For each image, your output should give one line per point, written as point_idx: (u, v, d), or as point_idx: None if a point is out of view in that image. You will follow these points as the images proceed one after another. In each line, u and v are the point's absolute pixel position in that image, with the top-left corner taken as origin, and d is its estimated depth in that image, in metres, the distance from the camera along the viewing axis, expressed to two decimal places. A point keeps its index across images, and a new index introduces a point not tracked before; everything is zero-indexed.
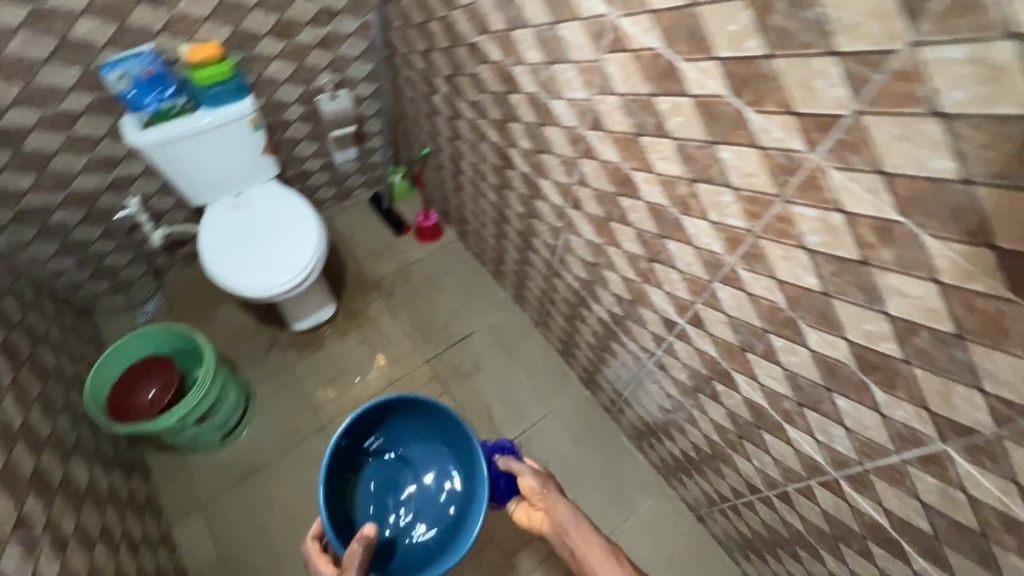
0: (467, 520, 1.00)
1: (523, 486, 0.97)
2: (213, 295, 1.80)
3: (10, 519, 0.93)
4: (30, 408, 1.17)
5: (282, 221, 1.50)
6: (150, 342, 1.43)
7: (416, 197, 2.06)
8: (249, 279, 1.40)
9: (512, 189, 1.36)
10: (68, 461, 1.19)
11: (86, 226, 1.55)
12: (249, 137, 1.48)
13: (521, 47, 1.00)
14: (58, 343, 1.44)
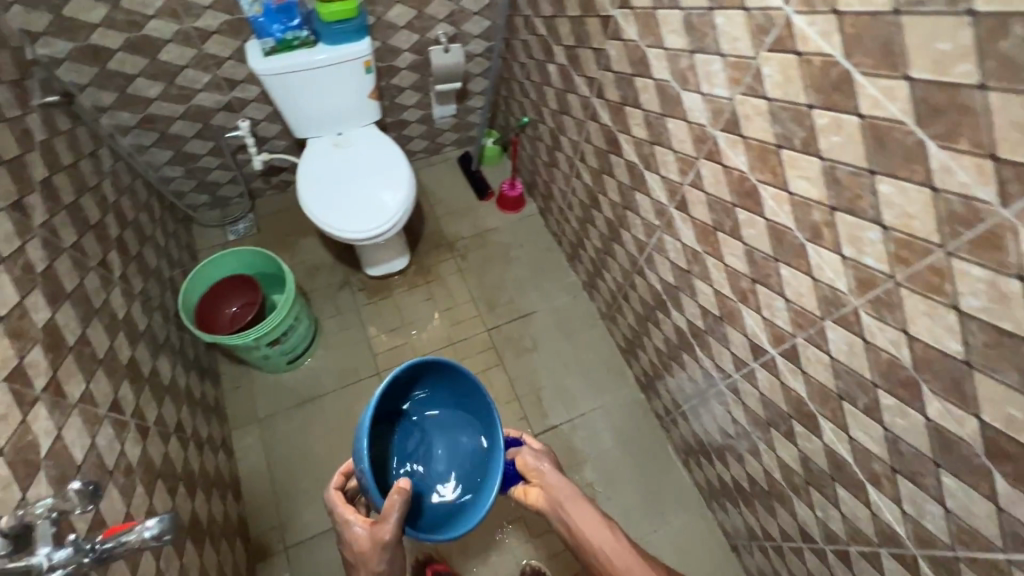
0: (485, 485, 0.97)
1: (522, 463, 0.95)
2: (298, 226, 1.87)
3: (107, 399, 1.03)
4: (133, 301, 1.27)
5: (377, 168, 1.52)
6: (236, 259, 1.51)
7: (504, 164, 2.04)
8: (339, 219, 1.43)
9: (612, 175, 1.31)
10: (157, 356, 1.29)
11: (199, 140, 1.64)
12: (360, 78, 1.50)
13: (663, 29, 0.93)
14: (161, 245, 1.55)
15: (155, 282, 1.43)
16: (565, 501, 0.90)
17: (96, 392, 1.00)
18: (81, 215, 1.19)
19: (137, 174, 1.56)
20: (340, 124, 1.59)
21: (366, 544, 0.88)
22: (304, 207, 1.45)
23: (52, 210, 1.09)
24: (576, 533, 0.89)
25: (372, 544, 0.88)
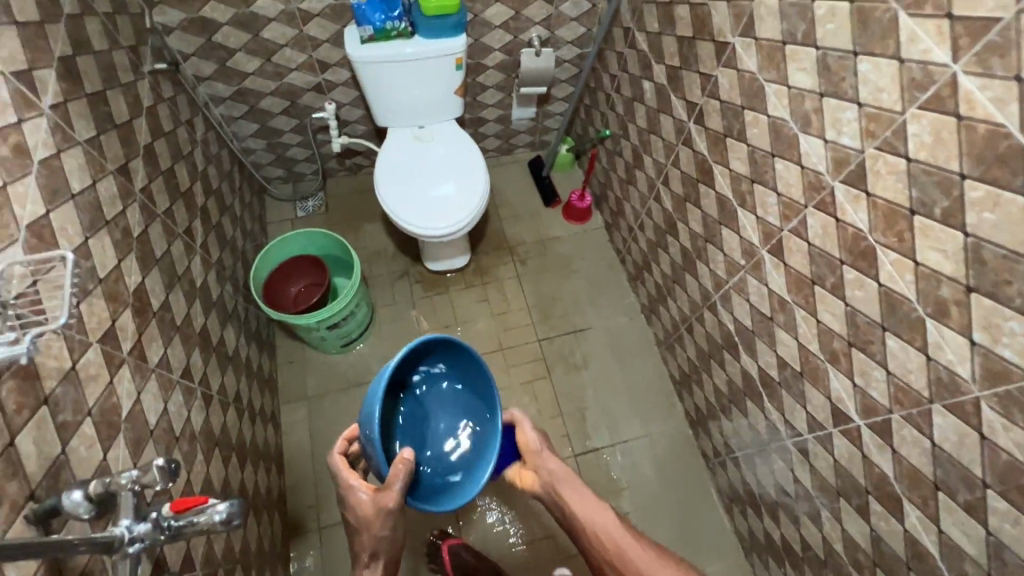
0: (483, 459, 0.95)
1: (519, 442, 0.99)
2: (365, 211, 1.89)
3: (180, 367, 1.06)
4: (209, 270, 1.31)
5: (453, 167, 1.51)
6: (307, 241, 1.55)
7: (575, 172, 2.00)
8: (411, 215, 1.43)
9: (698, 205, 1.25)
10: (224, 325, 1.33)
11: (285, 117, 1.67)
12: (449, 73, 1.50)
13: (790, 66, 0.88)
14: (237, 215, 1.59)
15: (230, 252, 1.47)
16: (559, 482, 0.94)
17: (172, 357, 1.04)
18: (174, 182, 1.23)
19: (225, 143, 1.61)
20: (424, 118, 1.59)
21: (370, 509, 0.86)
22: (378, 197, 1.46)
23: (150, 175, 1.13)
24: (574, 515, 0.92)
25: (375, 510, 0.86)
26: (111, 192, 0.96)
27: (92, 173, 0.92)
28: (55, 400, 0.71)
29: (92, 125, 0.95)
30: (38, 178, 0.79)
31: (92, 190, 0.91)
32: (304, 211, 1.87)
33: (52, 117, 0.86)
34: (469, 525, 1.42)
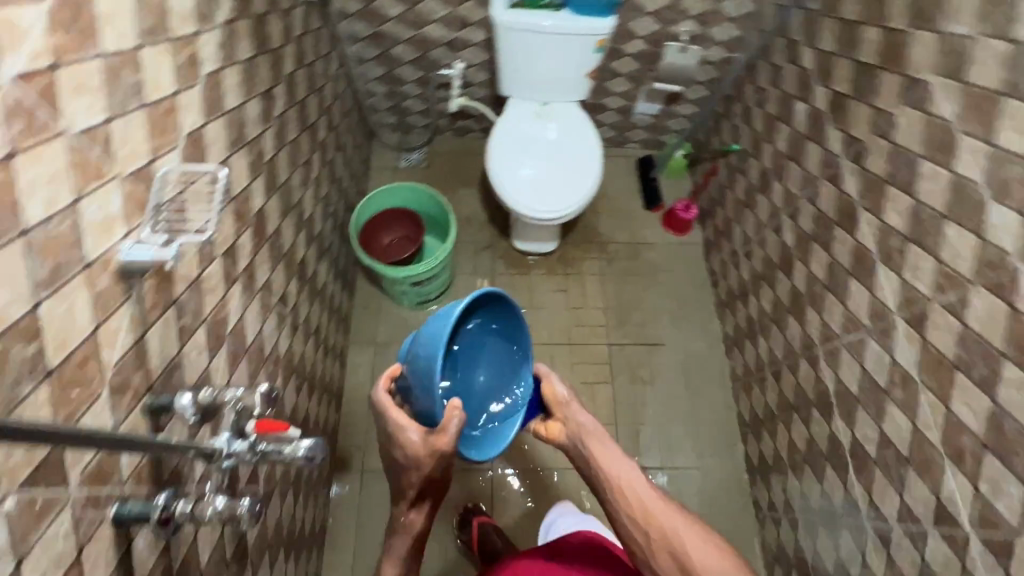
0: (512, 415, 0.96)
1: (548, 394, 0.96)
2: (464, 175, 1.87)
3: (278, 293, 1.10)
4: (317, 204, 1.35)
5: (567, 152, 1.47)
6: (413, 194, 1.58)
7: (686, 180, 1.88)
8: (517, 194, 1.42)
9: (828, 248, 1.15)
10: (319, 259, 1.36)
11: (412, 67, 1.67)
12: (587, 54, 1.45)
13: (1000, 122, 0.78)
14: (348, 154, 1.62)
15: (336, 190, 1.50)
16: (587, 434, 0.92)
17: (274, 282, 1.08)
18: (304, 113, 1.26)
19: (350, 82, 1.62)
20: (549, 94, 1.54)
21: (424, 449, 0.81)
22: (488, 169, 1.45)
23: (288, 103, 1.16)
24: (600, 470, 0.90)
25: (428, 452, 0.81)
26: (255, 114, 1.00)
27: (244, 92, 0.95)
28: (180, 305, 0.75)
29: (252, 47, 0.98)
30: (203, 89, 0.82)
31: (242, 108, 0.94)
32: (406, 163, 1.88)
33: (223, 32, 0.88)
34: (502, 508, 1.43)
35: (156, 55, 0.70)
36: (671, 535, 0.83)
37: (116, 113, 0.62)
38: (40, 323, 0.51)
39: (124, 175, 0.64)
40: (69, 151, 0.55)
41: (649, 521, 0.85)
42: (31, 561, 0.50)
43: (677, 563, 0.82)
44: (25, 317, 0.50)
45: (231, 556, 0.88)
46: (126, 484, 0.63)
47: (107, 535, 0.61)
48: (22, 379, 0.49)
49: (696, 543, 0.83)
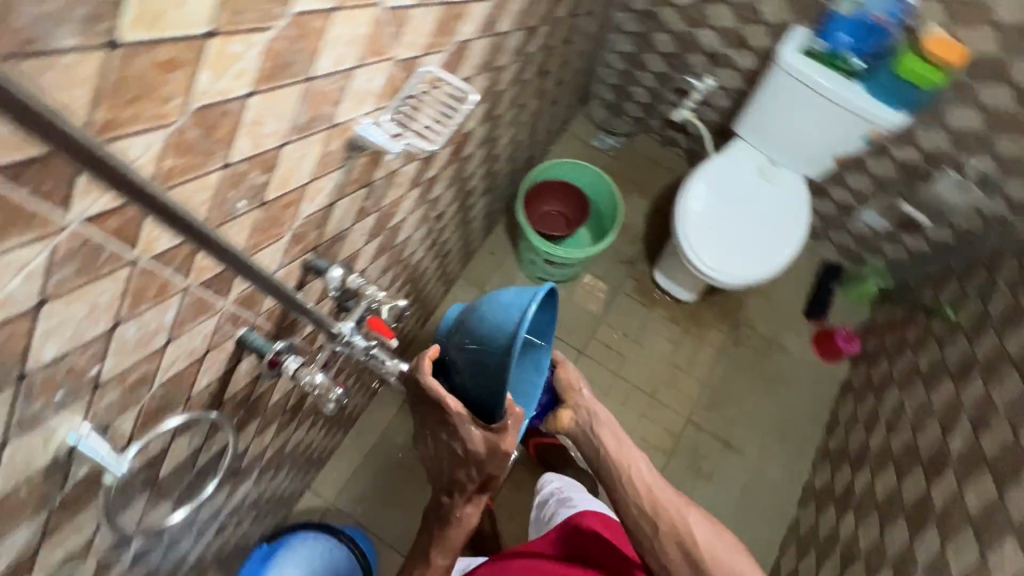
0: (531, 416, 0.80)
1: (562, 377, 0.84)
2: (644, 183, 1.78)
3: (439, 210, 1.12)
4: (509, 144, 1.34)
5: (766, 223, 1.35)
6: (597, 184, 1.53)
7: (863, 312, 1.67)
8: (696, 236, 1.33)
9: (1001, 487, 0.98)
10: (483, 194, 1.37)
11: (660, 59, 1.57)
12: (849, 135, 1.29)
13: None
14: (556, 111, 1.59)
15: (529, 139, 1.48)
16: (596, 418, 0.82)
17: (442, 199, 1.10)
18: (547, 58, 1.23)
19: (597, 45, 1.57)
20: (783, 157, 1.40)
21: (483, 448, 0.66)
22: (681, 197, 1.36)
23: (541, 44, 1.14)
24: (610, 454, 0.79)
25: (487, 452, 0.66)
26: (514, 44, 0.99)
27: (517, 20, 0.94)
28: (370, 189, 0.78)
29: None
30: (491, 6, 0.81)
31: (507, 34, 0.93)
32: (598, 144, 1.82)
33: None
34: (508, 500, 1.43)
35: None
36: (682, 522, 0.75)
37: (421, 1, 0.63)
38: (277, 160, 0.55)
39: (397, 59, 0.65)
40: (372, 21, 0.57)
41: (661, 508, 0.75)
42: (173, 345, 0.56)
43: (689, 553, 0.73)
44: (270, 151, 0.53)
45: (287, 409, 0.94)
46: (263, 315, 0.69)
47: (231, 348, 0.67)
48: (244, 201, 0.53)
49: (702, 533, 0.75)
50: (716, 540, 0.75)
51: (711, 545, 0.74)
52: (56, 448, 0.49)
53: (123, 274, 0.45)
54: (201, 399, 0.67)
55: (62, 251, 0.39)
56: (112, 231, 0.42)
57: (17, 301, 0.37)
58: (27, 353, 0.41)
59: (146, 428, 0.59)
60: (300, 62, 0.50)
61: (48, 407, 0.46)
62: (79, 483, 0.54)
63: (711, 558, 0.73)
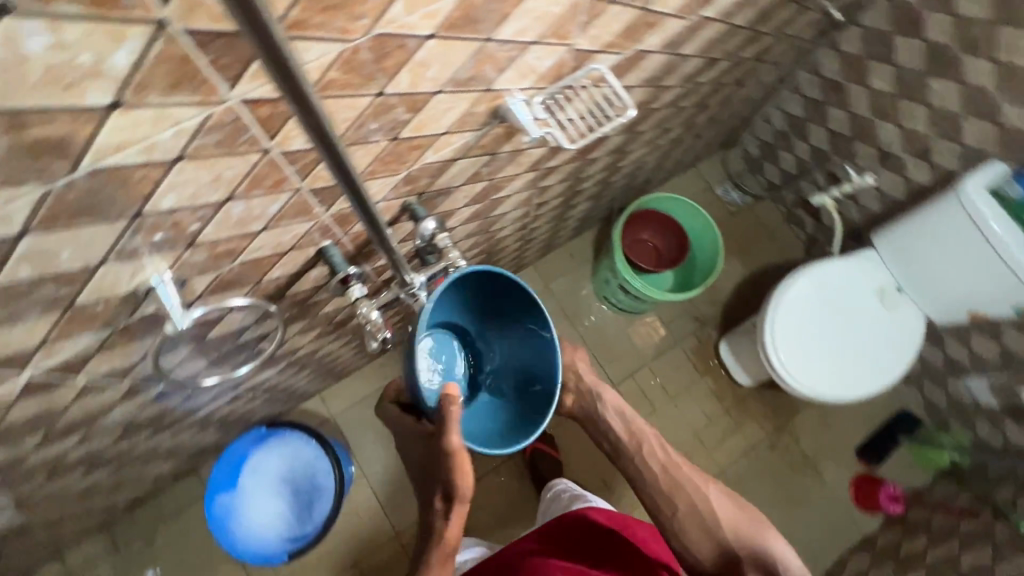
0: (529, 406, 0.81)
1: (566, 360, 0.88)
2: (750, 251, 1.68)
3: (543, 198, 1.10)
4: (635, 161, 1.29)
5: (862, 348, 1.24)
6: (705, 236, 1.44)
7: (921, 477, 1.53)
8: (784, 330, 1.23)
9: None
10: (589, 198, 1.34)
11: (825, 136, 1.44)
12: (996, 297, 1.13)
13: None
14: (695, 145, 1.51)
15: (656, 162, 1.42)
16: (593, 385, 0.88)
17: (551, 190, 1.08)
18: (712, 93, 1.17)
19: (766, 96, 1.46)
20: (911, 288, 1.27)
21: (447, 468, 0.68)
22: (788, 283, 1.26)
23: (713, 78, 1.07)
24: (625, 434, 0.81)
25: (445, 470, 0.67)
26: (689, 69, 0.93)
27: (704, 47, 0.88)
28: (493, 158, 0.77)
29: (749, 21, 0.90)
30: (685, 27, 0.76)
31: (686, 59, 0.88)
32: (722, 193, 1.72)
33: None
34: (486, 488, 1.43)
35: None
36: (700, 500, 0.73)
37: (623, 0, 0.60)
38: (425, 105, 0.55)
39: (574, 48, 0.63)
40: (568, 4, 0.55)
41: (677, 484, 0.75)
42: (265, 233, 0.59)
43: (708, 538, 0.72)
44: (423, 94, 0.53)
45: (333, 320, 0.98)
46: (349, 236, 0.71)
47: (311, 254, 0.70)
48: (380, 131, 0.54)
49: (725, 509, 0.73)
50: (737, 514, 0.73)
51: (734, 521, 0.72)
52: (139, 282, 0.53)
53: (253, 159, 0.47)
54: (267, 287, 0.70)
55: (213, 123, 0.40)
56: (260, 119, 0.43)
57: (161, 150, 0.40)
58: (149, 196, 0.44)
59: (216, 295, 0.63)
60: (486, 22, 0.49)
61: (147, 246, 0.49)
62: (144, 317, 0.59)
63: (733, 531, 0.71)
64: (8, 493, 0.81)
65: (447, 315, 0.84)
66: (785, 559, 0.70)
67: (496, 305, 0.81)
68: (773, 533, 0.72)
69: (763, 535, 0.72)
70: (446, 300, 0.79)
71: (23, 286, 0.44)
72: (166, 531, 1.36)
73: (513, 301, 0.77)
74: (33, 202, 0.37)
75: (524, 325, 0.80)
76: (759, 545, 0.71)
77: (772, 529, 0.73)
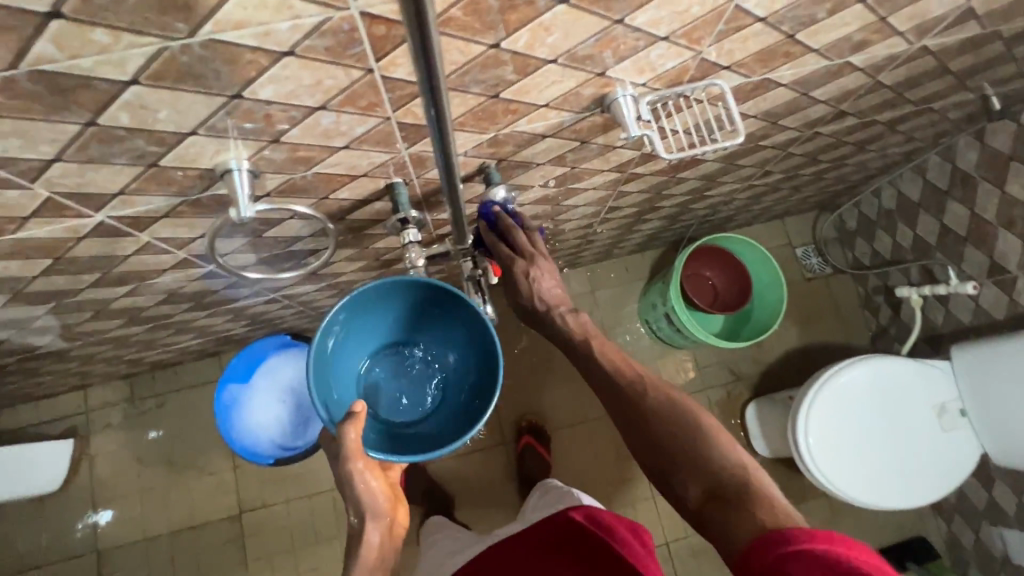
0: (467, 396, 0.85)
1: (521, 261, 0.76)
2: (812, 323, 1.58)
3: (619, 204, 1.06)
4: (722, 195, 1.23)
5: (901, 457, 1.14)
6: (770, 296, 1.35)
7: None
8: (827, 410, 1.14)
9: None
10: (663, 219, 1.29)
11: (935, 229, 1.32)
12: None
13: None
14: (790, 197, 1.42)
15: (744, 203, 1.35)
16: (556, 304, 0.78)
17: (628, 197, 1.04)
18: (827, 148, 1.09)
19: (883, 168, 1.35)
20: (974, 414, 1.17)
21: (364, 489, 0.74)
22: (848, 364, 1.16)
23: (835, 132, 1.00)
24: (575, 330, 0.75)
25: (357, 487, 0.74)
26: (813, 115, 0.87)
27: (838, 97, 0.82)
28: (582, 146, 0.74)
29: (896, 82, 0.82)
30: (826, 69, 0.71)
31: (813, 104, 0.82)
32: (801, 254, 1.62)
33: (912, 52, 0.73)
34: (472, 465, 1.45)
35: (856, 20, 0.60)
36: (645, 409, 0.68)
37: (770, 21, 0.56)
38: (534, 71, 0.53)
39: (701, 57, 0.60)
40: (712, 9, 0.51)
41: (623, 400, 0.70)
42: (344, 152, 0.59)
43: (652, 450, 0.67)
44: (535, 59, 0.51)
45: (380, 258, 1.00)
46: (420, 179, 0.71)
47: (380, 186, 0.70)
48: (482, 85, 0.53)
49: (671, 416, 0.67)
50: (683, 420, 0.67)
51: (682, 424, 0.66)
52: (218, 162, 0.55)
53: (354, 75, 0.47)
54: (331, 206, 0.71)
55: (329, 27, 0.41)
56: (373, 37, 0.43)
57: (274, 40, 0.40)
58: (250, 82, 0.45)
59: (283, 197, 0.65)
60: (622, 3, 0.47)
61: (234, 130, 0.51)
62: (214, 196, 0.61)
63: (678, 442, 0.65)
64: (57, 317, 0.89)
65: (377, 332, 0.86)
66: (733, 466, 0.63)
67: (427, 304, 0.83)
68: (720, 437, 0.65)
69: (706, 444, 0.65)
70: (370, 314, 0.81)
71: (119, 132, 0.46)
72: (177, 399, 1.45)
73: (440, 297, 0.79)
74: (148, 54, 0.39)
75: (462, 312, 0.82)
76: (703, 453, 0.64)
77: (721, 435, 0.66)
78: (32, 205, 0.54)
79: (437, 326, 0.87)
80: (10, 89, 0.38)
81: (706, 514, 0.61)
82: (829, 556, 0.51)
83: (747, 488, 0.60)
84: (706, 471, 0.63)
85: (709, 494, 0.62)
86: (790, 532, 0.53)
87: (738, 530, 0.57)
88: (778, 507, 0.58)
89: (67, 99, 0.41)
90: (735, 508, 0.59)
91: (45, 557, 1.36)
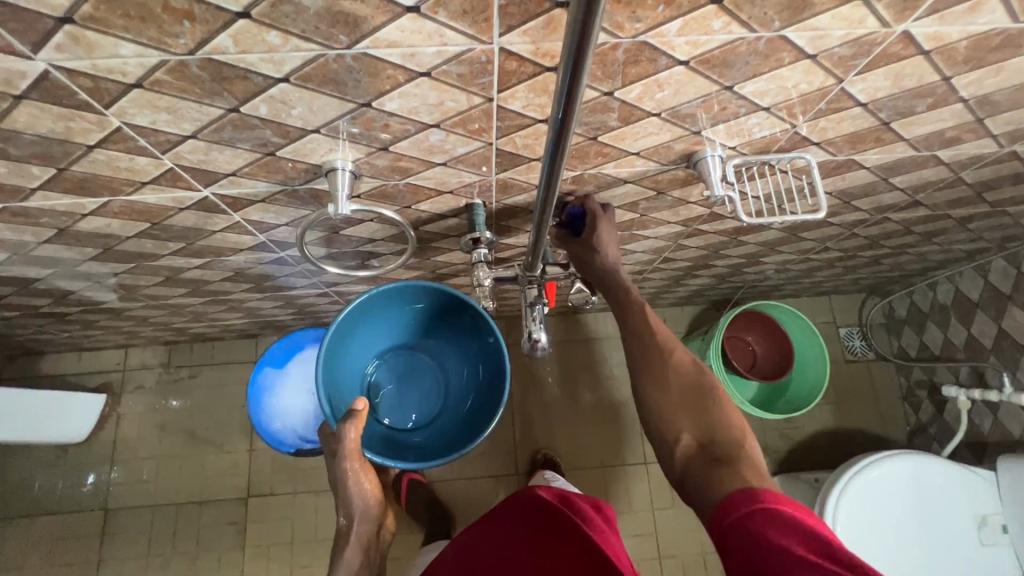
0: (477, 405, 0.88)
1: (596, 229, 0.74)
2: (850, 407, 1.54)
3: (676, 254, 1.07)
4: (776, 262, 1.23)
5: (934, 560, 1.08)
6: (810, 379, 1.33)
7: None
8: (862, 500, 1.09)
9: None
10: (714, 276, 1.28)
11: (992, 331, 1.29)
12: None
13: None
14: (844, 276, 1.41)
15: (795, 274, 1.34)
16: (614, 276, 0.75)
17: (686, 250, 1.05)
18: (891, 235, 1.08)
19: (943, 262, 1.33)
20: (1016, 531, 1.11)
21: (350, 493, 0.76)
22: (884, 458, 1.12)
23: (904, 221, 1.00)
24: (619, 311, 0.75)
25: (349, 485, 0.75)
26: (887, 201, 0.87)
27: (916, 186, 0.82)
28: (657, 197, 0.77)
29: (976, 181, 0.83)
30: (912, 159, 0.72)
31: (892, 190, 0.82)
32: (844, 335, 1.59)
33: (999, 154, 0.74)
34: (483, 491, 1.43)
35: (954, 117, 0.62)
36: (653, 359, 0.70)
37: (870, 106, 0.58)
38: (636, 121, 0.56)
39: (795, 131, 0.61)
40: (818, 88, 0.53)
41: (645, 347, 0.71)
42: (440, 168, 0.62)
43: (653, 394, 0.67)
44: (641, 111, 0.54)
45: (436, 271, 1.02)
46: (499, 203, 0.74)
47: (461, 204, 0.73)
48: (584, 127, 0.56)
49: (682, 373, 0.68)
50: (694, 379, 0.68)
51: (693, 384, 0.68)
52: (326, 160, 0.59)
53: (475, 101, 0.50)
54: (411, 214, 0.74)
55: (468, 56, 0.44)
56: (503, 70, 0.46)
57: (417, 61, 0.44)
58: (382, 94, 0.48)
59: (372, 200, 0.69)
60: (735, 72, 0.50)
61: (349, 135, 0.54)
62: (312, 189, 0.65)
63: (681, 397, 0.66)
64: (128, 277, 0.93)
65: (387, 336, 0.90)
66: (729, 429, 0.63)
67: (437, 314, 0.88)
68: (726, 402, 0.66)
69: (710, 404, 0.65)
70: (384, 317, 0.86)
71: (253, 121, 0.50)
72: (209, 373, 1.49)
73: (453, 307, 0.85)
74: (306, 58, 0.43)
75: (470, 322, 0.86)
76: (704, 412, 0.65)
77: (730, 403, 0.66)
78: (154, 172, 0.58)
79: (445, 336, 0.92)
80: (180, 71, 0.43)
81: (692, 466, 0.61)
82: (790, 518, 0.51)
83: (739, 453, 0.60)
84: (704, 428, 0.64)
85: (699, 448, 0.62)
86: (763, 494, 0.53)
87: (717, 489, 0.57)
88: (759, 474, 0.58)
89: (222, 86, 0.45)
90: (719, 466, 0.59)
91: (57, 505, 1.39)
